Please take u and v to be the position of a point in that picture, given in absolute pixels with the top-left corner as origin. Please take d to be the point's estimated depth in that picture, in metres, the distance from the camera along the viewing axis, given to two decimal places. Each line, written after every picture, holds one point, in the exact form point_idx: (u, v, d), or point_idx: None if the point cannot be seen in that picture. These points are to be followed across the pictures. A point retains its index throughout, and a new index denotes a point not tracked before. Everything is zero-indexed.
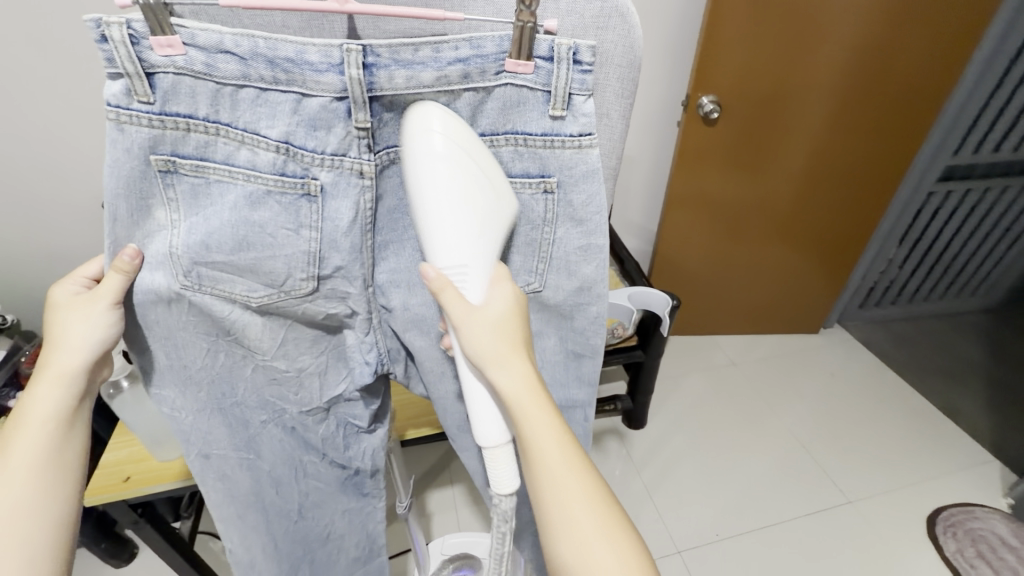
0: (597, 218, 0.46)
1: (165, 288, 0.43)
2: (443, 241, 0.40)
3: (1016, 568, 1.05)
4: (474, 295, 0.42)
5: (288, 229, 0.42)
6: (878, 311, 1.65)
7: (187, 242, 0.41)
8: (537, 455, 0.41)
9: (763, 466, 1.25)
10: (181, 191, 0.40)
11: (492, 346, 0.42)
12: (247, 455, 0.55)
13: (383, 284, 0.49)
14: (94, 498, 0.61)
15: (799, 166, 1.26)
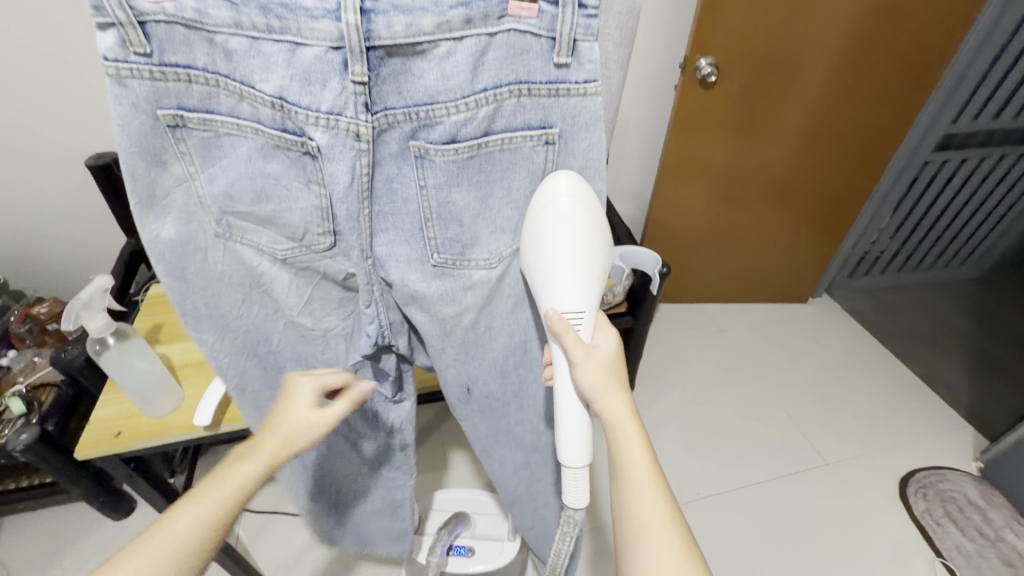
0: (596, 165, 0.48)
1: (202, 235, 0.46)
2: (565, 289, 0.46)
3: (979, 526, 1.10)
4: (586, 336, 0.48)
5: (299, 184, 0.44)
6: (866, 281, 1.66)
7: (213, 192, 0.44)
8: (625, 472, 0.46)
9: (746, 429, 1.29)
10: (193, 145, 0.42)
11: (601, 379, 0.48)
12: (279, 395, 0.59)
13: (381, 257, 0.47)
14: (85, 453, 0.62)
15: (797, 131, 1.24)
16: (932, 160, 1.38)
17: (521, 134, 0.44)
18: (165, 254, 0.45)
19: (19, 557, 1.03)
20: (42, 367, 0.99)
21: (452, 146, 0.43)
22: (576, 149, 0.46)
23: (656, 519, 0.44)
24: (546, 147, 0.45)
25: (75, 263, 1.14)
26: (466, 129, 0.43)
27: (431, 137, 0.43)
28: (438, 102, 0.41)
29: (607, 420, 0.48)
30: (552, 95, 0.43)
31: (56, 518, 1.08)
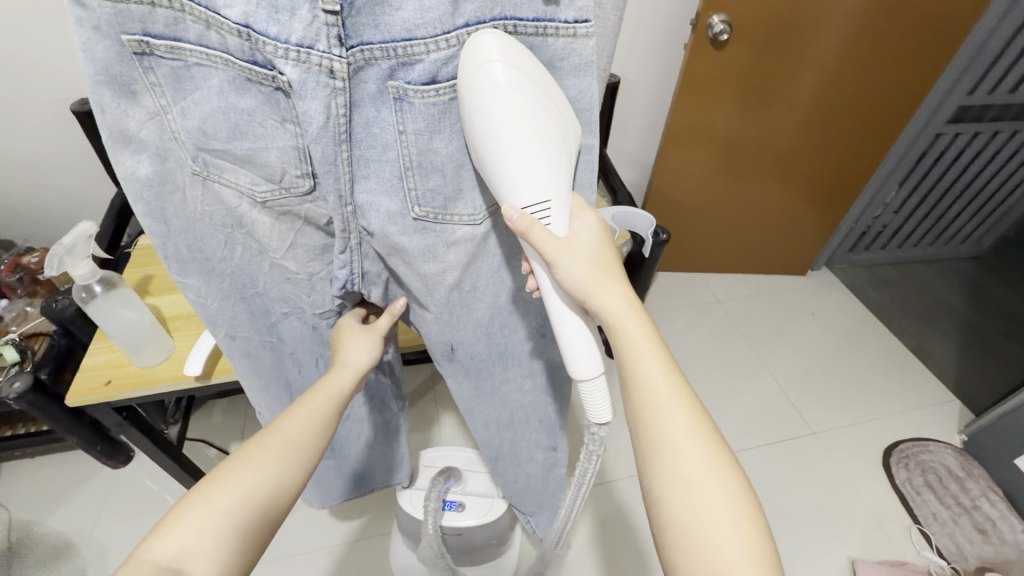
0: (587, 114, 0.45)
1: (177, 173, 0.43)
2: (524, 178, 0.41)
3: (956, 496, 1.13)
4: (558, 228, 0.44)
5: (274, 123, 0.40)
6: (865, 255, 1.65)
7: (186, 127, 0.40)
8: (639, 380, 0.45)
9: (733, 396, 1.31)
10: (163, 75, 0.38)
11: (591, 275, 0.45)
12: (271, 340, 0.60)
13: (361, 205, 0.44)
14: (77, 400, 0.62)
15: (808, 98, 1.20)
16: (944, 132, 1.34)
17: None
18: (143, 194, 0.43)
19: (18, 501, 1.05)
20: (34, 318, 0.98)
21: (432, 87, 0.40)
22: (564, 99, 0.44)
23: (679, 420, 0.43)
24: None
25: (64, 213, 1.12)
26: (446, 68, 0.40)
27: (409, 78, 0.39)
28: (416, 38, 0.38)
29: (608, 318, 0.46)
30: (540, 35, 0.40)
31: (53, 465, 1.10)
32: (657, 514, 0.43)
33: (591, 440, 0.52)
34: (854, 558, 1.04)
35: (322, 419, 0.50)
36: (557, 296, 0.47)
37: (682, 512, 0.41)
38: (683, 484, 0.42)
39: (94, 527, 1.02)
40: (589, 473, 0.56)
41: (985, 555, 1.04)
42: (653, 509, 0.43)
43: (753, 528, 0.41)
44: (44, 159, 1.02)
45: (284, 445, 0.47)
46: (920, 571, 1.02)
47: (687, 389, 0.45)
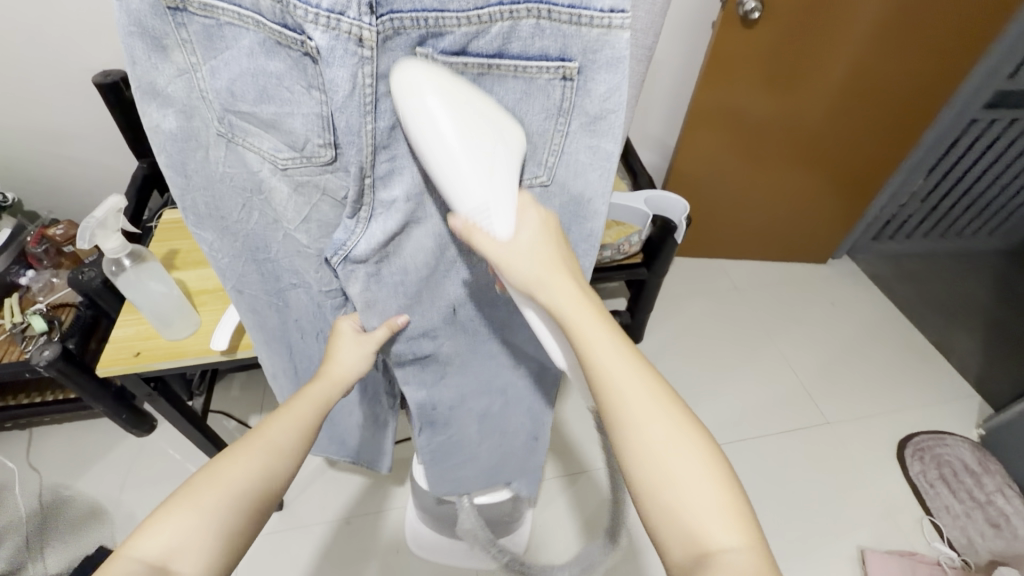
0: (613, 115, 0.43)
1: (206, 133, 0.43)
2: (461, 186, 0.39)
3: (971, 490, 1.12)
4: (500, 229, 0.42)
5: (301, 88, 0.39)
6: (890, 245, 1.62)
7: (215, 86, 0.40)
8: (595, 372, 0.42)
9: (748, 383, 1.31)
10: (194, 32, 0.37)
11: (533, 269, 0.43)
12: (279, 302, 0.59)
13: (382, 175, 0.43)
14: (107, 370, 0.63)
15: (839, 79, 1.16)
16: (980, 119, 1.30)
17: (538, 65, 0.40)
18: (168, 148, 0.43)
19: (48, 463, 1.09)
20: (61, 288, 1.00)
21: (461, 60, 0.39)
22: (593, 93, 0.42)
23: (640, 405, 0.42)
24: (563, 83, 0.41)
25: (89, 184, 1.13)
26: (477, 42, 0.39)
27: (439, 47, 0.38)
28: (448, 10, 0.36)
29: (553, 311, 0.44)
30: (574, 23, 0.38)
31: (80, 431, 1.14)
32: (635, 482, 0.42)
33: None
34: (863, 547, 1.05)
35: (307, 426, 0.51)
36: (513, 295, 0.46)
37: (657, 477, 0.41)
38: (655, 456, 0.41)
39: (121, 491, 1.05)
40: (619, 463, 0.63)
41: (996, 549, 1.04)
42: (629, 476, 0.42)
43: (733, 503, 0.40)
44: (69, 134, 1.03)
45: (272, 446, 0.47)
46: (929, 561, 1.02)
47: (644, 363, 0.44)
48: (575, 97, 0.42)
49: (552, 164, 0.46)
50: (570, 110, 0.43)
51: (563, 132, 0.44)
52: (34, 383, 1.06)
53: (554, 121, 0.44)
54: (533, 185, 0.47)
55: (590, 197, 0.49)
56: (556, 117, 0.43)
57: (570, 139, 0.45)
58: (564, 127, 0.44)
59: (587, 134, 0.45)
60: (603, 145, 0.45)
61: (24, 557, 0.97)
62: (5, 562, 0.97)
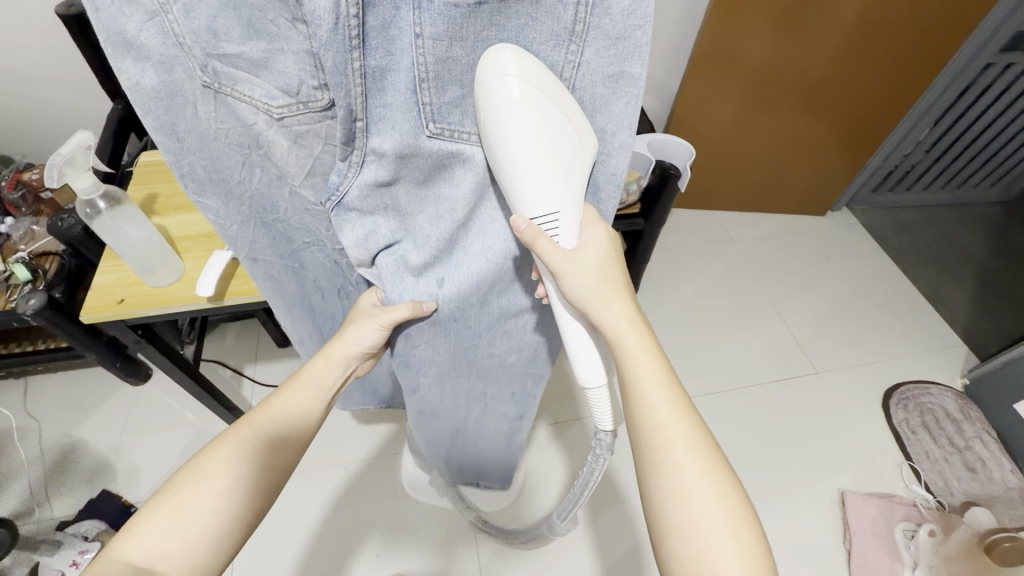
0: (637, 34, 0.38)
1: (190, 87, 0.39)
2: (534, 193, 0.43)
3: (951, 437, 1.16)
4: (566, 241, 0.46)
5: (285, 21, 0.36)
6: (890, 198, 1.59)
7: (191, 29, 0.35)
8: (640, 393, 0.47)
9: (741, 335, 1.32)
10: None
11: (594, 287, 0.48)
12: (294, 265, 0.57)
13: (373, 120, 0.40)
14: (92, 317, 0.62)
15: (851, 18, 1.09)
16: (992, 63, 1.24)
17: None
18: (151, 107, 0.39)
19: (46, 412, 1.10)
20: (42, 236, 0.99)
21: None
22: (614, 9, 0.37)
23: (680, 441, 0.45)
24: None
25: (60, 128, 1.07)
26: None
27: None
28: None
29: (606, 329, 0.49)
30: None
31: (75, 379, 1.14)
32: (657, 525, 0.45)
33: (599, 445, 0.59)
34: (844, 490, 1.09)
35: (296, 417, 0.53)
36: (563, 304, 0.51)
37: (680, 521, 0.43)
38: (682, 496, 0.43)
39: (120, 438, 1.07)
40: (596, 473, 0.63)
41: (971, 491, 1.08)
42: (655, 520, 0.45)
43: (751, 531, 0.43)
44: (36, 74, 0.97)
45: (266, 431, 0.50)
46: (906, 503, 1.07)
47: (690, 407, 0.47)
48: (591, 15, 0.38)
49: None
50: (584, 33, 0.39)
51: (576, 61, 0.40)
52: (24, 333, 1.05)
53: (565, 49, 0.39)
54: None
55: (612, 131, 0.44)
56: (567, 44, 0.39)
57: (583, 71, 0.41)
58: (576, 54, 0.40)
59: (607, 59, 0.40)
60: (624, 73, 0.40)
61: (26, 498, 1.00)
62: (8, 502, 1.00)
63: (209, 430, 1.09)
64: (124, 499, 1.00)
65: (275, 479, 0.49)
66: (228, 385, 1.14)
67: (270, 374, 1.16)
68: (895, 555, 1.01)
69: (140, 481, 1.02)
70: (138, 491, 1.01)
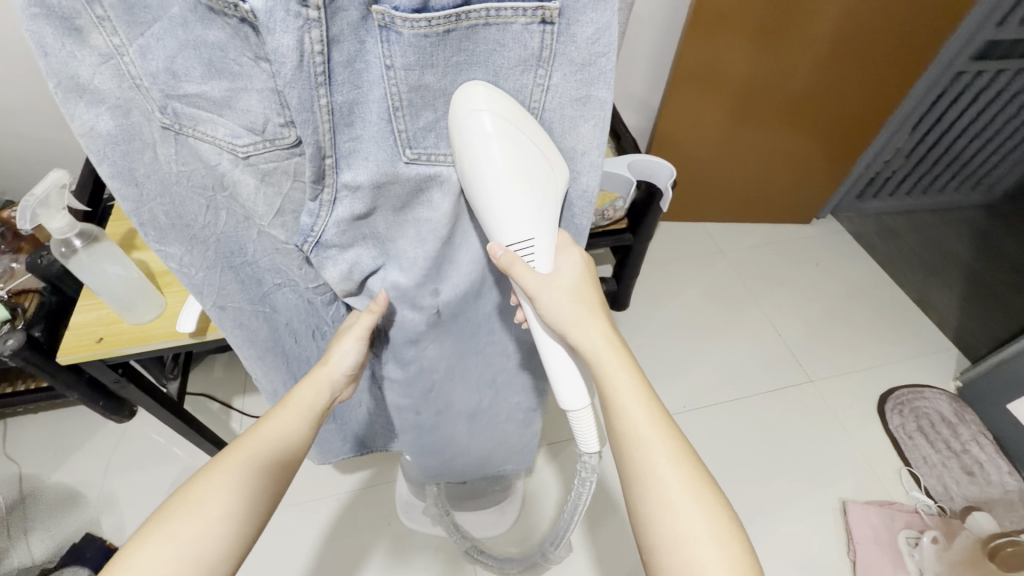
0: (603, 60, 0.38)
1: (149, 130, 0.38)
2: (509, 220, 0.42)
3: (947, 441, 1.15)
4: (542, 266, 0.46)
5: (248, 60, 0.35)
6: (875, 204, 1.61)
7: (148, 70, 0.34)
8: (619, 410, 0.47)
9: (734, 346, 1.32)
10: (110, 5, 0.32)
11: (570, 310, 0.48)
12: (264, 309, 0.56)
13: (343, 155, 0.39)
14: (69, 357, 0.60)
15: (831, 28, 1.11)
16: (967, 70, 1.27)
17: (514, 7, 0.35)
18: (109, 152, 0.37)
19: (26, 453, 1.06)
20: (21, 274, 0.98)
21: (424, 17, 0.34)
22: (579, 37, 0.37)
23: (661, 455, 0.45)
24: (543, 27, 0.36)
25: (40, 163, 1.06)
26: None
27: (397, 3, 0.34)
28: None
29: (585, 352, 0.48)
30: None
31: (56, 419, 1.11)
32: (644, 542, 0.44)
33: (584, 467, 0.58)
34: (845, 499, 1.08)
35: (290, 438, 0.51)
36: (541, 327, 0.50)
37: (665, 534, 0.43)
38: (668, 510, 0.43)
39: (103, 478, 1.04)
40: (584, 496, 0.62)
41: (970, 494, 1.08)
42: (642, 537, 0.44)
43: (735, 540, 0.42)
44: (11, 112, 0.97)
45: (252, 460, 0.48)
46: (907, 510, 1.06)
47: (669, 421, 0.47)
48: (557, 41, 0.37)
49: None
50: (551, 58, 0.38)
51: (544, 84, 0.40)
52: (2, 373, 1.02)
53: (533, 73, 0.39)
54: None
55: (583, 150, 0.43)
56: (535, 68, 0.39)
57: (552, 92, 0.40)
58: (545, 78, 0.39)
59: (574, 83, 0.39)
60: (592, 96, 0.40)
61: (5, 543, 0.96)
62: None
63: (195, 465, 1.06)
64: (108, 541, 0.95)
65: (262, 509, 0.47)
66: (216, 419, 1.11)
67: (259, 406, 1.14)
68: (899, 563, 0.99)
69: (126, 522, 0.99)
70: (123, 532, 0.98)
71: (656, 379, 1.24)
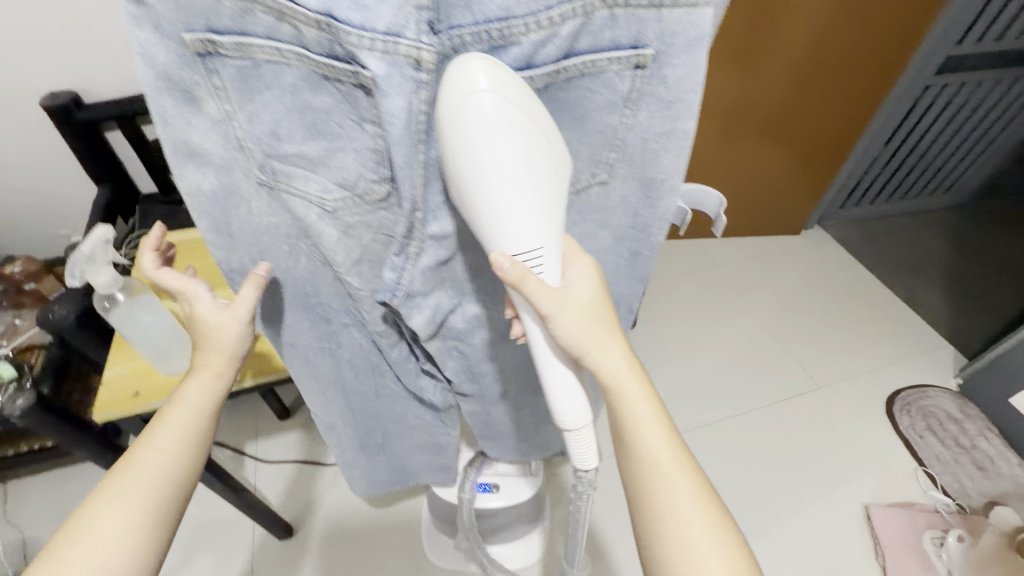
0: (690, 97, 0.37)
1: (244, 185, 0.40)
2: (516, 223, 0.36)
3: (956, 437, 1.18)
4: (552, 278, 0.41)
5: (351, 123, 0.36)
6: (857, 211, 1.66)
7: (253, 133, 0.36)
8: (636, 445, 0.46)
9: (739, 358, 1.34)
10: (228, 78, 0.34)
11: (586, 329, 0.43)
12: (330, 345, 0.56)
13: (434, 207, 0.40)
14: (104, 415, 0.59)
15: (800, 55, 1.20)
16: (932, 85, 1.34)
17: (609, 57, 0.35)
18: (207, 206, 0.41)
19: (30, 519, 1.01)
20: (25, 330, 0.96)
21: (526, 75, 0.34)
22: (671, 79, 0.36)
23: (682, 493, 0.44)
24: (635, 73, 0.36)
25: (42, 213, 1.07)
26: (544, 50, 0.34)
27: (500, 63, 0.34)
28: (514, 16, 0.32)
29: (604, 378, 0.45)
30: (655, 6, 0.33)
31: (59, 480, 1.06)
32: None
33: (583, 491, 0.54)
34: (867, 504, 1.10)
35: (196, 436, 0.47)
36: (548, 346, 0.46)
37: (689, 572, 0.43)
38: (687, 549, 0.44)
39: None
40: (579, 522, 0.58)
41: (986, 490, 1.11)
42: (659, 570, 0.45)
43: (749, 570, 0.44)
44: (18, 167, 0.97)
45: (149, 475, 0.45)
46: (928, 510, 1.08)
47: (687, 454, 0.46)
48: (647, 85, 0.37)
49: (613, 161, 0.41)
50: (638, 100, 0.37)
51: (630, 124, 0.39)
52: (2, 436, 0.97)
53: (620, 114, 0.38)
54: (589, 184, 0.43)
55: (664, 179, 0.42)
56: (622, 109, 0.38)
57: (635, 131, 0.39)
58: (631, 118, 0.38)
59: (660, 121, 0.39)
60: (678, 130, 0.39)
61: None
62: None
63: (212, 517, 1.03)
64: None
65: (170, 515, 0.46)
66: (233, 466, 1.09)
67: (273, 450, 1.12)
68: (928, 565, 1.01)
69: None
70: None
71: (668, 396, 1.26)
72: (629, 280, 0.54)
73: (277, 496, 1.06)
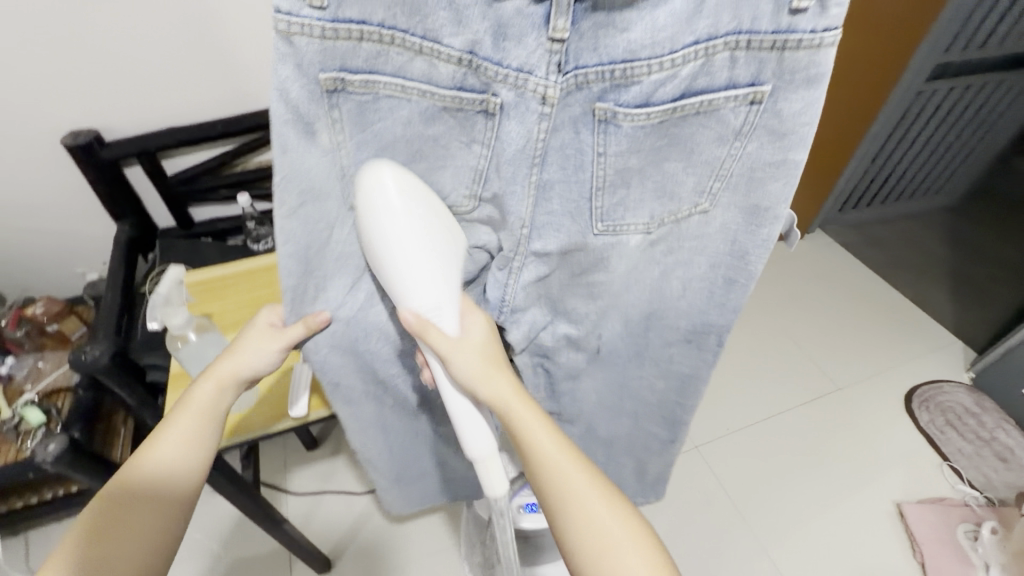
0: (803, 131, 0.41)
1: (337, 210, 0.43)
2: (417, 286, 0.42)
3: (978, 432, 1.20)
4: (449, 326, 0.44)
5: (461, 144, 0.42)
6: (856, 215, 1.71)
7: (360, 159, 0.41)
8: (545, 472, 0.45)
9: (758, 363, 1.36)
10: (347, 111, 0.38)
11: (480, 370, 0.45)
12: (408, 366, 0.59)
13: (539, 226, 0.46)
14: None
15: None
16: (924, 90, 1.39)
17: (726, 95, 0.40)
18: (295, 232, 0.42)
19: None
20: (48, 373, 0.94)
21: (644, 111, 0.40)
22: (785, 112, 0.40)
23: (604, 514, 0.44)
24: (750, 108, 0.40)
25: (61, 253, 1.04)
26: (662, 90, 0.40)
27: (621, 100, 0.40)
28: (638, 60, 0.38)
29: (501, 412, 0.46)
30: (777, 49, 0.38)
31: None
32: None
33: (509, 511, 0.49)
34: (898, 502, 1.12)
35: (203, 437, 0.50)
36: (448, 385, 0.47)
37: None
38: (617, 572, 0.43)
39: None
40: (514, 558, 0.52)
41: (1013, 482, 1.12)
42: None
43: None
44: (44, 206, 0.96)
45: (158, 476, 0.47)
46: (958, 504, 1.11)
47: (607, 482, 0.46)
48: (760, 119, 0.41)
49: (717, 191, 0.46)
50: (749, 132, 0.42)
51: (738, 154, 0.43)
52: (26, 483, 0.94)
53: (728, 146, 0.43)
54: (692, 212, 0.47)
55: (769, 206, 0.46)
56: (731, 142, 0.43)
57: (743, 160, 0.44)
58: (739, 150, 0.43)
59: (770, 150, 0.43)
60: (788, 160, 0.43)
61: None
62: None
63: (248, 553, 1.01)
64: None
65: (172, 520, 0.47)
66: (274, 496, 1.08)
67: (305, 483, 1.10)
68: (964, 560, 1.02)
69: None
70: None
71: (692, 406, 1.27)
72: (718, 310, 0.56)
73: (313, 529, 1.04)
